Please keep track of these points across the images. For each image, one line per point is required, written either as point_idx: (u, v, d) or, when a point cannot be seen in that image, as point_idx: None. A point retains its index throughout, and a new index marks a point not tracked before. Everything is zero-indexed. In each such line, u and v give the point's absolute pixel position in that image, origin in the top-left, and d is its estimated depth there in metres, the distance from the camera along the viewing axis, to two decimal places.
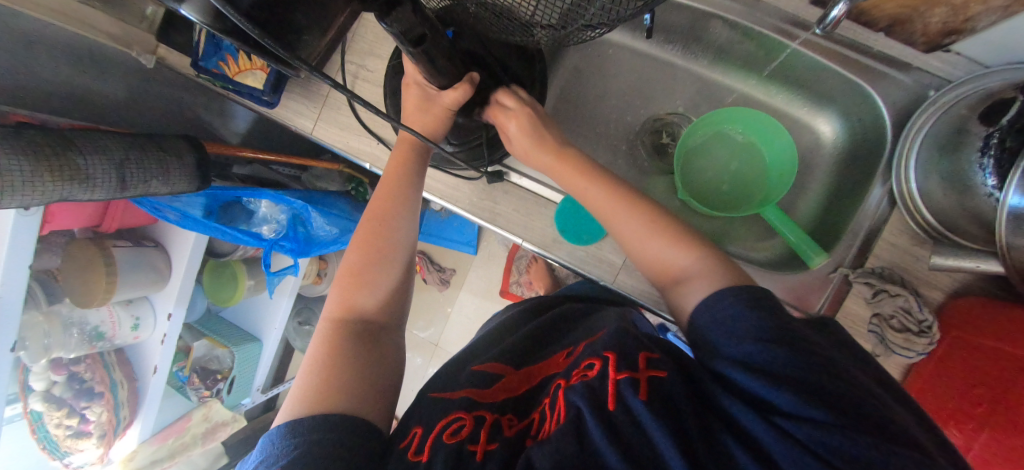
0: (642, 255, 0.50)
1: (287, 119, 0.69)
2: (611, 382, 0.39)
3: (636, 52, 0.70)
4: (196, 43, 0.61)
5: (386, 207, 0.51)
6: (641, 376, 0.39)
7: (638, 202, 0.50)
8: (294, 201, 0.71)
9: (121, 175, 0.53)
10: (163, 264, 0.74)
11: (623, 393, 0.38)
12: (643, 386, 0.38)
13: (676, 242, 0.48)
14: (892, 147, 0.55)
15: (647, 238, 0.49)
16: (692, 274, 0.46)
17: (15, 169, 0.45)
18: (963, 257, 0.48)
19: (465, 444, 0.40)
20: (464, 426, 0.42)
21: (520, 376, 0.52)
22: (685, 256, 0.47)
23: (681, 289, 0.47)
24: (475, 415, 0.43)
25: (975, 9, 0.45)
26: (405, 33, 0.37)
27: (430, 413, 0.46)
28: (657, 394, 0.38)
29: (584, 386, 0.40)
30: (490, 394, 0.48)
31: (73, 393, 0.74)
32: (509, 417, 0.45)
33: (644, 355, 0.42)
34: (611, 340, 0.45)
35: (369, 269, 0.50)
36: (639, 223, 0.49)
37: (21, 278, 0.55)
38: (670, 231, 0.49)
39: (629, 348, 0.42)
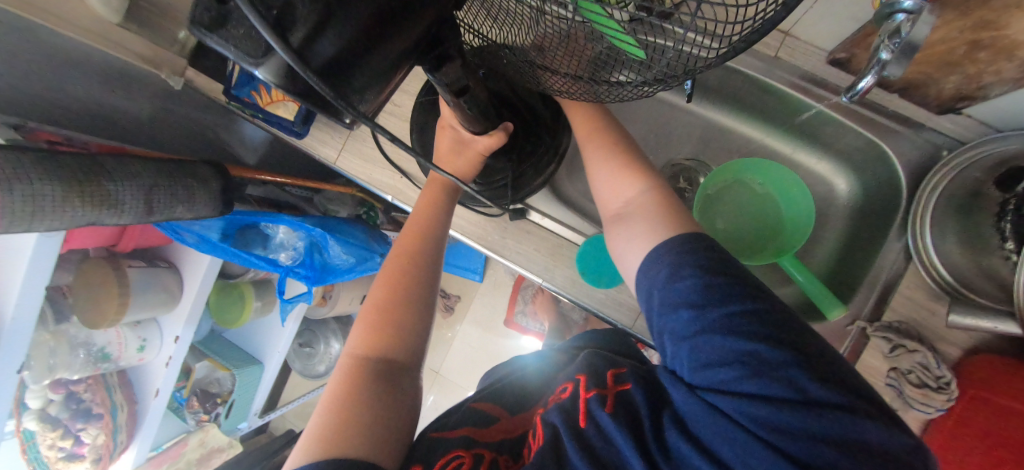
0: (601, 193, 0.49)
1: (311, 148, 0.70)
2: (582, 400, 0.41)
3: (655, 97, 0.72)
4: (229, 72, 0.61)
5: (414, 246, 0.52)
6: (609, 392, 0.41)
7: (619, 145, 0.49)
8: (313, 228, 0.71)
9: (148, 200, 0.53)
10: (175, 285, 0.73)
11: (591, 408, 0.40)
12: (609, 400, 0.40)
13: (629, 174, 0.47)
14: (908, 202, 0.56)
15: (618, 180, 0.47)
16: (632, 209, 0.45)
17: (48, 196, 0.45)
18: (981, 317, 0.48)
19: None
20: (462, 463, 0.43)
21: (514, 416, 0.53)
22: (633, 191, 0.46)
23: (616, 226, 0.46)
24: (473, 453, 0.45)
25: (988, 79, 0.47)
26: (449, 84, 0.38)
27: (429, 449, 0.46)
28: (621, 404, 0.40)
29: (559, 407, 0.42)
30: (489, 433, 0.48)
31: (70, 413, 0.71)
32: (506, 458, 0.45)
33: (611, 371, 0.45)
34: (582, 366, 0.48)
35: (397, 306, 0.49)
36: (613, 160, 0.48)
37: (36, 298, 0.54)
38: (636, 169, 0.47)
39: (599, 370, 0.45)
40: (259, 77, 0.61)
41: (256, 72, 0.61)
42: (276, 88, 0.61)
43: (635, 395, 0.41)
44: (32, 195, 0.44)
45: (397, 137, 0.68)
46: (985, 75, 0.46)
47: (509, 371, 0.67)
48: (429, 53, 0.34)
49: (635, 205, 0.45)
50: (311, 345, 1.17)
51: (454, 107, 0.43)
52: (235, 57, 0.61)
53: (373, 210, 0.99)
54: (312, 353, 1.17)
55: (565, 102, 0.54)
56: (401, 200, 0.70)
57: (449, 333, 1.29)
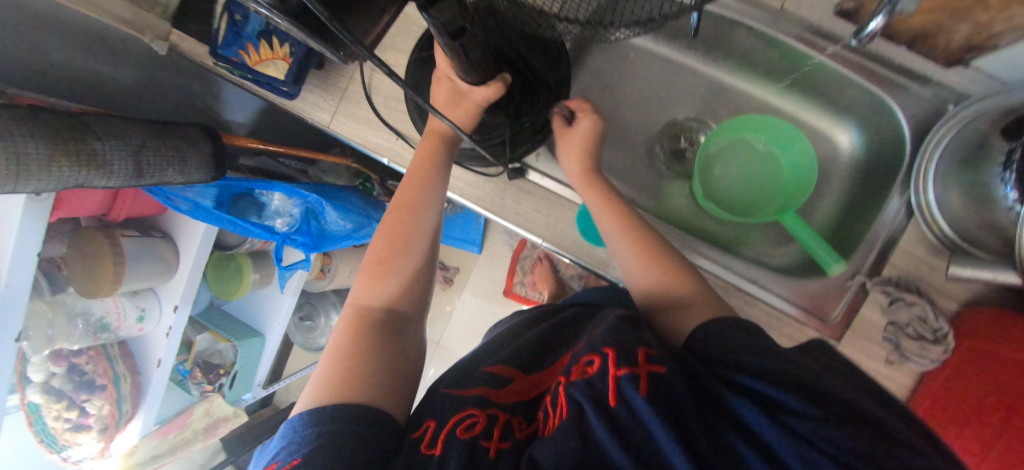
0: (633, 271, 0.53)
1: (305, 112, 0.68)
2: (611, 378, 0.38)
3: (656, 55, 0.70)
4: (215, 30, 0.60)
5: (414, 198, 0.51)
6: (641, 372, 0.37)
7: (648, 239, 0.53)
8: (309, 195, 0.70)
9: (137, 162, 0.52)
10: (172, 256, 0.72)
11: (623, 389, 0.37)
12: (643, 381, 0.36)
13: (667, 269, 0.52)
14: (911, 158, 0.55)
15: (644, 258, 0.52)
16: (687, 304, 0.48)
17: (31, 154, 0.43)
18: (980, 268, 0.48)
19: (478, 439, 0.39)
20: (477, 423, 0.41)
21: (529, 377, 0.51)
22: (682, 288, 0.50)
23: (676, 314, 0.49)
24: (488, 413, 0.43)
25: (1000, 26, 0.45)
26: (446, 26, 0.37)
27: (442, 409, 0.45)
28: (658, 390, 0.36)
29: (586, 382, 0.39)
30: (504, 396, 0.47)
31: (73, 385, 0.71)
32: (519, 419, 0.44)
33: (642, 349, 0.40)
34: (610, 334, 0.43)
35: (397, 259, 0.50)
36: (633, 251, 0.53)
37: (29, 266, 0.53)
38: (662, 261, 0.52)
39: (628, 344, 0.41)
40: (246, 34, 0.59)
41: (243, 30, 0.59)
42: (265, 45, 0.59)
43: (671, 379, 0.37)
44: (15, 153, 0.43)
45: (392, 100, 0.66)
46: (997, 22, 0.45)
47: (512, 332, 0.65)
48: None
49: (694, 297, 0.49)
50: (312, 318, 1.18)
51: (450, 53, 0.42)
52: (221, 13, 0.59)
53: (369, 180, 0.97)
54: (313, 325, 1.18)
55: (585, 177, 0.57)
56: (399, 165, 0.68)
57: (449, 304, 1.29)
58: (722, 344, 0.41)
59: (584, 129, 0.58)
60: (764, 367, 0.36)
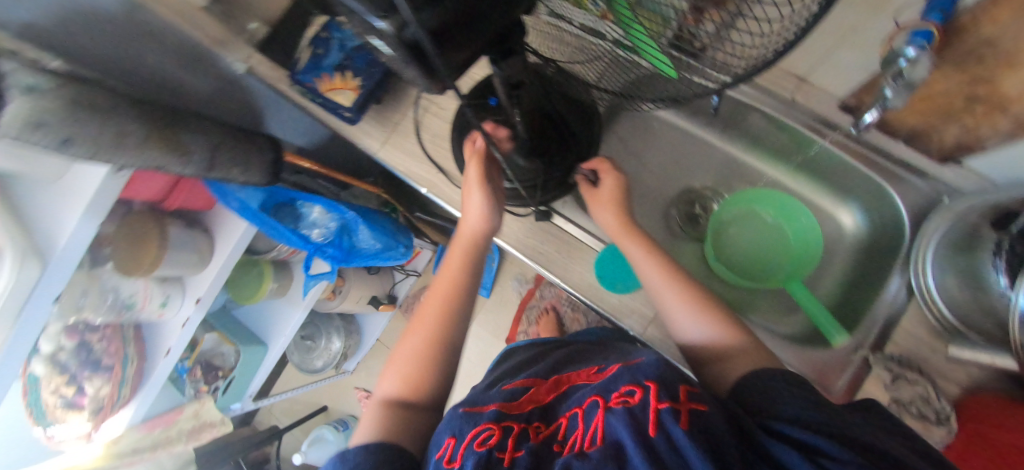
0: (677, 318, 0.56)
1: (357, 138, 0.75)
2: (652, 410, 0.40)
3: (678, 128, 0.77)
4: (298, 59, 0.69)
5: (452, 282, 0.60)
6: (682, 408, 0.39)
7: (694, 290, 0.57)
8: (347, 212, 0.76)
9: (212, 158, 0.58)
10: (205, 248, 0.76)
11: (663, 421, 0.39)
12: (683, 416, 0.39)
13: (708, 315, 0.55)
14: (910, 243, 0.60)
15: (685, 308, 0.56)
16: (733, 353, 0.52)
17: (133, 133, 0.50)
18: (980, 352, 0.51)
19: (492, 451, 0.42)
20: (492, 435, 0.44)
21: (543, 387, 0.56)
22: (729, 337, 0.53)
23: (724, 365, 0.52)
24: (502, 426, 0.46)
25: (985, 131, 0.52)
26: (508, 75, 0.45)
27: (462, 424, 0.47)
28: (697, 426, 0.38)
29: (626, 411, 0.41)
30: (517, 407, 0.51)
31: (79, 362, 0.71)
32: (535, 426, 0.48)
33: (683, 387, 0.42)
34: (651, 369, 0.46)
35: (437, 326, 0.58)
36: (676, 299, 0.56)
37: (88, 233, 0.58)
38: (705, 310, 0.55)
39: (669, 381, 0.43)
40: (324, 66, 0.68)
41: (321, 62, 0.69)
42: (339, 75, 0.68)
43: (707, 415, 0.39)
44: (121, 131, 0.49)
45: (439, 138, 0.74)
46: (983, 127, 0.51)
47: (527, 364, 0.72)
48: (499, 45, 0.40)
49: (737, 349, 0.52)
50: (313, 338, 1.18)
51: (507, 99, 0.49)
52: (306, 48, 0.69)
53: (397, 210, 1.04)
54: (313, 346, 1.18)
55: (623, 239, 0.60)
56: (435, 195, 0.74)
57: None
58: (761, 389, 0.45)
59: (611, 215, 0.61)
60: (807, 416, 0.40)
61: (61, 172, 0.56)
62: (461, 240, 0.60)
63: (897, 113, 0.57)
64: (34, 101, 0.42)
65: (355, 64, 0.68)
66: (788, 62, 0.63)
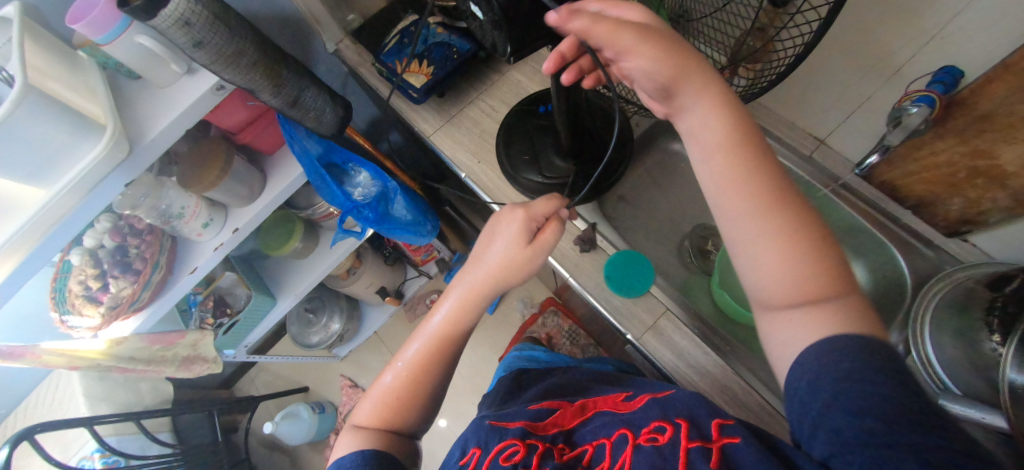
0: (742, 236, 0.41)
1: (414, 120, 0.84)
2: (684, 449, 0.41)
3: None
4: (387, 44, 0.81)
5: (477, 297, 0.53)
6: (713, 447, 0.40)
7: (776, 196, 0.40)
8: (391, 181, 0.84)
9: (298, 96, 0.69)
10: (256, 186, 0.83)
11: (693, 461, 0.39)
12: (714, 457, 0.39)
13: (797, 246, 0.39)
14: (911, 302, 0.62)
15: (757, 222, 0.40)
16: (809, 301, 0.38)
17: (246, 53, 0.60)
18: (971, 407, 0.50)
19: (517, 466, 0.45)
20: (518, 451, 0.46)
21: (570, 410, 0.56)
22: (809, 279, 0.38)
23: (788, 318, 0.39)
24: (528, 443, 0.48)
25: (986, 204, 0.56)
26: (565, 68, 0.53)
27: (488, 437, 0.51)
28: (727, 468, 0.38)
29: (656, 449, 0.42)
30: (541, 427, 0.53)
31: (113, 261, 0.75)
32: (560, 447, 0.49)
33: (715, 422, 0.43)
34: (680, 408, 0.48)
35: (452, 335, 0.53)
36: (750, 207, 0.40)
37: (174, 135, 0.67)
38: (790, 234, 0.39)
39: (700, 420, 0.44)
40: (407, 52, 0.79)
41: (405, 48, 0.80)
42: (417, 61, 0.77)
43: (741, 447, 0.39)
44: (240, 49, 0.59)
45: (487, 134, 0.81)
46: (984, 201, 0.56)
47: (554, 378, 0.75)
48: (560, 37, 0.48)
49: (813, 298, 0.38)
50: (315, 312, 1.19)
51: (558, 92, 0.57)
52: (394, 36, 0.80)
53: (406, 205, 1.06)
54: (313, 321, 1.20)
55: (703, 153, 0.43)
56: (472, 181, 0.80)
57: None
58: (801, 398, 0.36)
59: (706, 113, 0.41)
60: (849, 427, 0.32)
61: (169, 82, 0.66)
62: (472, 285, 0.53)
63: (883, 181, 0.66)
64: (190, 5, 0.53)
65: (432, 55, 0.78)
66: (809, 124, 0.70)
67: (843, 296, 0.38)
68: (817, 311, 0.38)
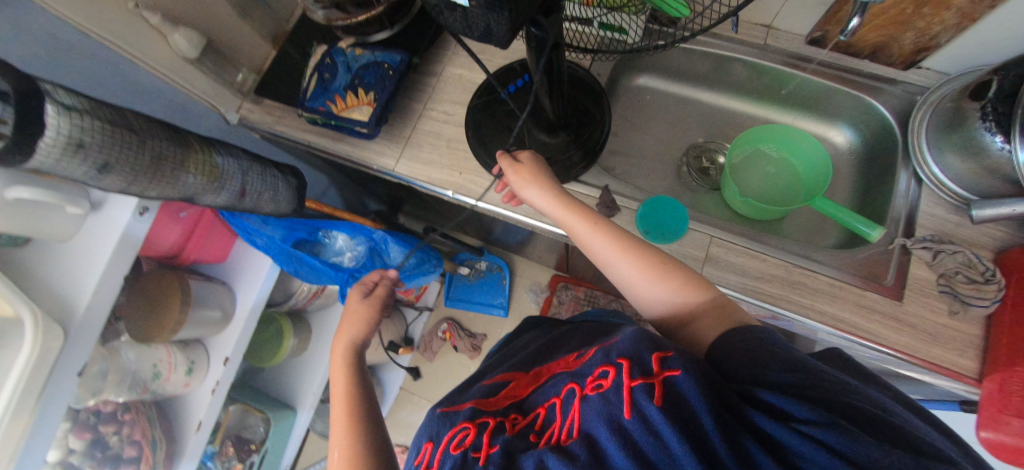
0: (634, 284, 0.54)
1: (370, 159, 0.75)
2: (627, 389, 0.38)
3: (668, 94, 0.83)
4: (306, 88, 0.70)
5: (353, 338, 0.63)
6: (656, 380, 0.38)
7: (646, 251, 0.54)
8: (375, 231, 0.77)
9: (244, 183, 0.58)
10: (229, 303, 0.71)
11: (637, 400, 0.37)
12: (657, 391, 0.37)
13: (675, 278, 0.52)
14: (903, 137, 0.67)
15: (630, 270, 0.54)
16: (695, 313, 0.50)
17: (172, 154, 0.49)
18: (1000, 205, 0.56)
19: (468, 452, 0.42)
20: (468, 435, 0.44)
21: (525, 379, 0.56)
22: (670, 298, 0.52)
23: (691, 328, 0.51)
24: (478, 423, 0.46)
25: (936, 29, 0.60)
26: (547, 42, 0.47)
27: (438, 426, 0.47)
28: (672, 398, 0.36)
29: (602, 398, 0.40)
30: (494, 403, 0.51)
31: (96, 462, 0.60)
32: (513, 417, 0.47)
33: (655, 354, 0.40)
34: (621, 344, 0.44)
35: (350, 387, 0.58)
36: (619, 260, 0.54)
37: (113, 291, 0.53)
38: (652, 268, 0.53)
39: (642, 353, 0.41)
40: (334, 89, 0.69)
41: (330, 85, 0.70)
42: (351, 93, 0.68)
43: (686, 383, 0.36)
44: (161, 152, 0.48)
45: (453, 141, 0.74)
46: (933, 27, 0.60)
47: (514, 347, 0.75)
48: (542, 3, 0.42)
49: (696, 309, 0.51)
50: (335, 399, 1.09)
51: (539, 67, 0.51)
52: (312, 76, 0.70)
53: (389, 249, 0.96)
54: None
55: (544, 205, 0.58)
56: (463, 195, 0.72)
57: None
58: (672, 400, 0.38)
59: (536, 191, 0.57)
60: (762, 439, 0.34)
61: (73, 231, 0.53)
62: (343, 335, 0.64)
63: (835, 45, 0.69)
64: (76, 120, 0.40)
65: (365, 81, 0.69)
66: (753, 14, 0.71)
67: (716, 297, 0.51)
68: (705, 300, 0.51)
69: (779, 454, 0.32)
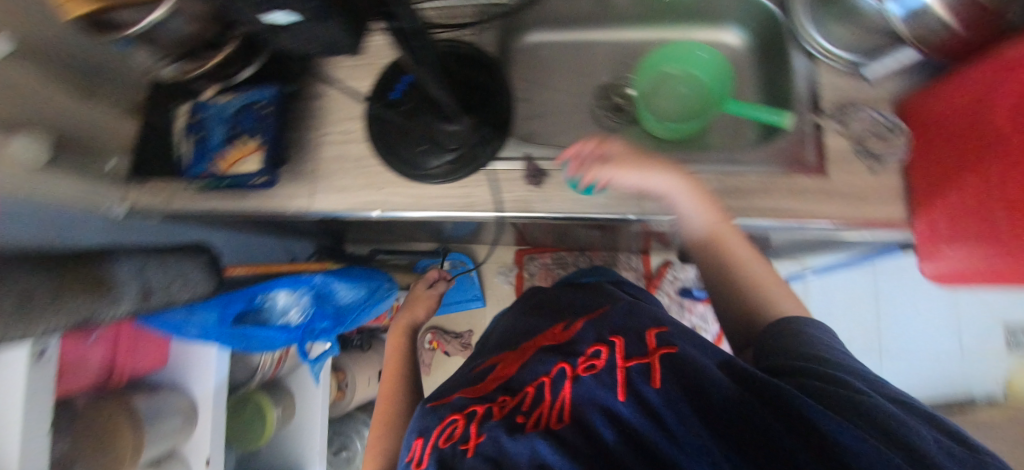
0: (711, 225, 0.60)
1: (284, 205, 0.70)
2: (623, 370, 0.48)
3: (563, 43, 0.81)
4: (185, 154, 0.64)
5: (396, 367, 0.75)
6: (652, 361, 0.48)
7: (706, 194, 0.61)
8: (312, 278, 0.70)
9: (145, 282, 0.52)
10: (186, 405, 0.66)
11: (635, 380, 0.47)
12: (654, 374, 0.47)
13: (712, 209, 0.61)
14: (788, 20, 0.69)
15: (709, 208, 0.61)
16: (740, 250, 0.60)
17: (45, 283, 0.43)
18: (886, 59, 0.60)
19: (458, 443, 0.45)
20: (457, 428, 0.47)
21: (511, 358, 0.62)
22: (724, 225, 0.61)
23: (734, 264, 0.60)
24: (467, 413, 0.49)
25: None
26: (413, 35, 0.44)
27: (427, 422, 0.50)
28: (663, 374, 0.46)
29: (596, 377, 0.48)
30: (481, 389, 0.56)
31: None
32: (500, 401, 0.51)
33: (651, 337, 0.53)
34: (614, 331, 0.55)
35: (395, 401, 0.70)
36: (701, 208, 0.60)
37: (42, 446, 0.48)
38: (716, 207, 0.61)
39: (636, 337, 0.54)
40: (213, 147, 0.62)
41: (209, 143, 0.63)
42: (233, 146, 0.62)
43: (676, 355, 0.48)
44: (31, 287, 0.41)
45: (363, 159, 0.70)
46: None
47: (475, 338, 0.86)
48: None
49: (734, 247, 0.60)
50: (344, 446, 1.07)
51: (410, 60, 0.47)
52: (189, 137, 0.64)
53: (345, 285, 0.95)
54: (348, 454, 1.07)
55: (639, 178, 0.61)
56: (391, 210, 0.68)
57: None
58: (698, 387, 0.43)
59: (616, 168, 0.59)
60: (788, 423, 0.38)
61: None
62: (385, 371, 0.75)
63: None
64: None
65: (244, 127, 0.63)
66: None
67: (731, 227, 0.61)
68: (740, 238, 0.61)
69: (813, 431, 0.36)
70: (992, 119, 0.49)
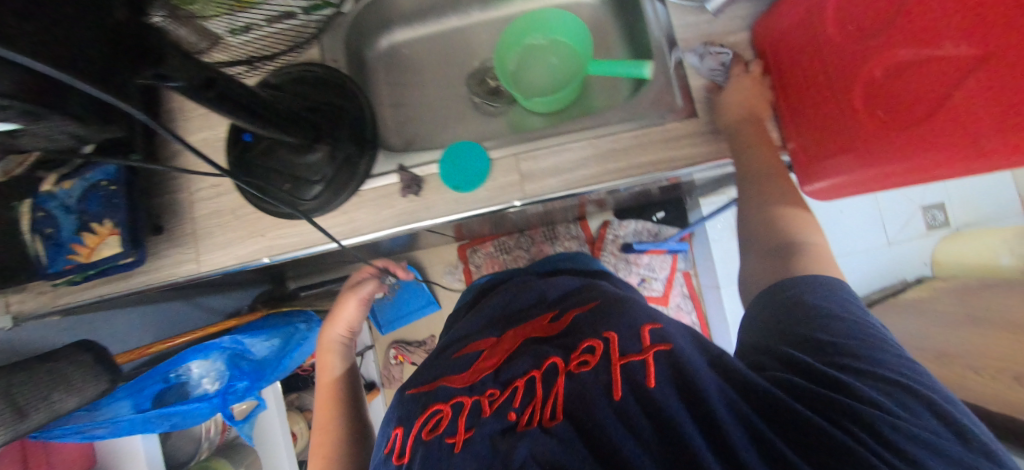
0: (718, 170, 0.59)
1: (171, 274, 0.67)
2: (616, 365, 0.44)
3: (423, 39, 0.78)
4: (37, 255, 0.60)
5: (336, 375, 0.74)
6: (646, 356, 0.44)
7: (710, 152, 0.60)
8: (221, 340, 0.72)
9: (15, 401, 0.50)
10: None
11: (633, 377, 0.43)
12: (648, 371, 0.43)
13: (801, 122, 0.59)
14: None
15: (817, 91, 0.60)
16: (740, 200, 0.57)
17: None
18: None
19: (441, 435, 0.43)
20: (442, 418, 0.45)
21: (502, 344, 0.58)
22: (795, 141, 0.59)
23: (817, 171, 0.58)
24: (452, 403, 0.47)
25: None
26: (191, 83, 0.41)
27: (407, 412, 0.50)
28: (664, 372, 0.42)
29: (591, 371, 0.45)
30: (465, 378, 0.51)
31: None
32: (487, 393, 0.47)
33: (648, 328, 0.48)
34: (614, 323, 0.51)
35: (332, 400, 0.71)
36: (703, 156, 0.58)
37: None
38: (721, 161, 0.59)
39: (637, 329, 0.48)
40: (65, 241, 0.59)
41: (60, 238, 0.59)
42: (85, 234, 0.59)
43: (672, 352, 0.44)
44: None
45: (239, 209, 0.67)
46: None
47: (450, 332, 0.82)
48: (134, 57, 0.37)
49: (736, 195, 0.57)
50: None
51: (223, 110, 0.45)
52: (32, 238, 0.59)
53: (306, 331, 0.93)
54: None
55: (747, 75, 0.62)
56: (279, 255, 0.66)
57: None
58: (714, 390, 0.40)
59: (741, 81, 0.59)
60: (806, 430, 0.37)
61: None
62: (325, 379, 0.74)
63: None
64: None
65: (91, 211, 0.59)
66: None
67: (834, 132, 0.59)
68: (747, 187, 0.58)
69: (829, 441, 0.35)
70: (833, 41, 0.50)
